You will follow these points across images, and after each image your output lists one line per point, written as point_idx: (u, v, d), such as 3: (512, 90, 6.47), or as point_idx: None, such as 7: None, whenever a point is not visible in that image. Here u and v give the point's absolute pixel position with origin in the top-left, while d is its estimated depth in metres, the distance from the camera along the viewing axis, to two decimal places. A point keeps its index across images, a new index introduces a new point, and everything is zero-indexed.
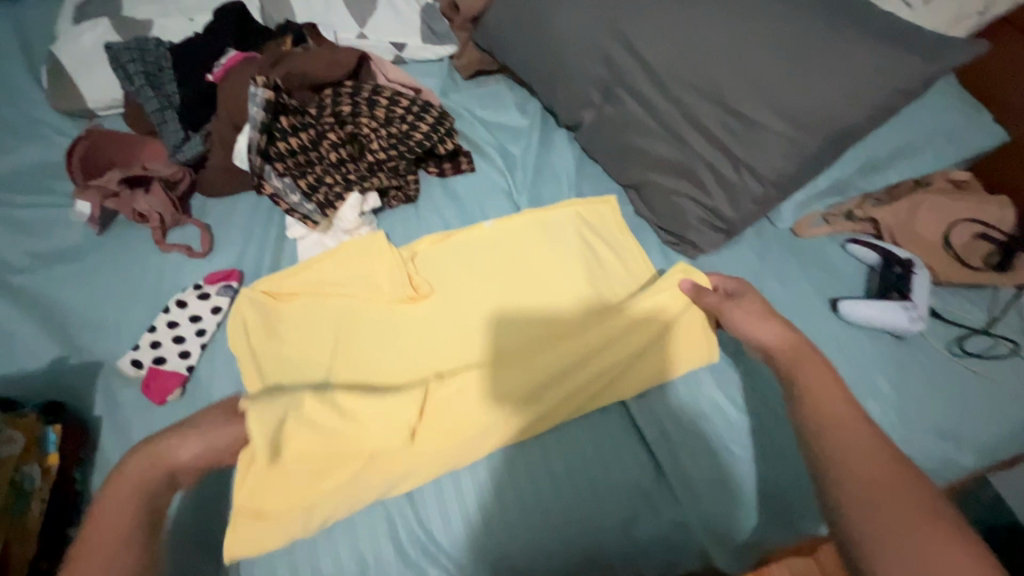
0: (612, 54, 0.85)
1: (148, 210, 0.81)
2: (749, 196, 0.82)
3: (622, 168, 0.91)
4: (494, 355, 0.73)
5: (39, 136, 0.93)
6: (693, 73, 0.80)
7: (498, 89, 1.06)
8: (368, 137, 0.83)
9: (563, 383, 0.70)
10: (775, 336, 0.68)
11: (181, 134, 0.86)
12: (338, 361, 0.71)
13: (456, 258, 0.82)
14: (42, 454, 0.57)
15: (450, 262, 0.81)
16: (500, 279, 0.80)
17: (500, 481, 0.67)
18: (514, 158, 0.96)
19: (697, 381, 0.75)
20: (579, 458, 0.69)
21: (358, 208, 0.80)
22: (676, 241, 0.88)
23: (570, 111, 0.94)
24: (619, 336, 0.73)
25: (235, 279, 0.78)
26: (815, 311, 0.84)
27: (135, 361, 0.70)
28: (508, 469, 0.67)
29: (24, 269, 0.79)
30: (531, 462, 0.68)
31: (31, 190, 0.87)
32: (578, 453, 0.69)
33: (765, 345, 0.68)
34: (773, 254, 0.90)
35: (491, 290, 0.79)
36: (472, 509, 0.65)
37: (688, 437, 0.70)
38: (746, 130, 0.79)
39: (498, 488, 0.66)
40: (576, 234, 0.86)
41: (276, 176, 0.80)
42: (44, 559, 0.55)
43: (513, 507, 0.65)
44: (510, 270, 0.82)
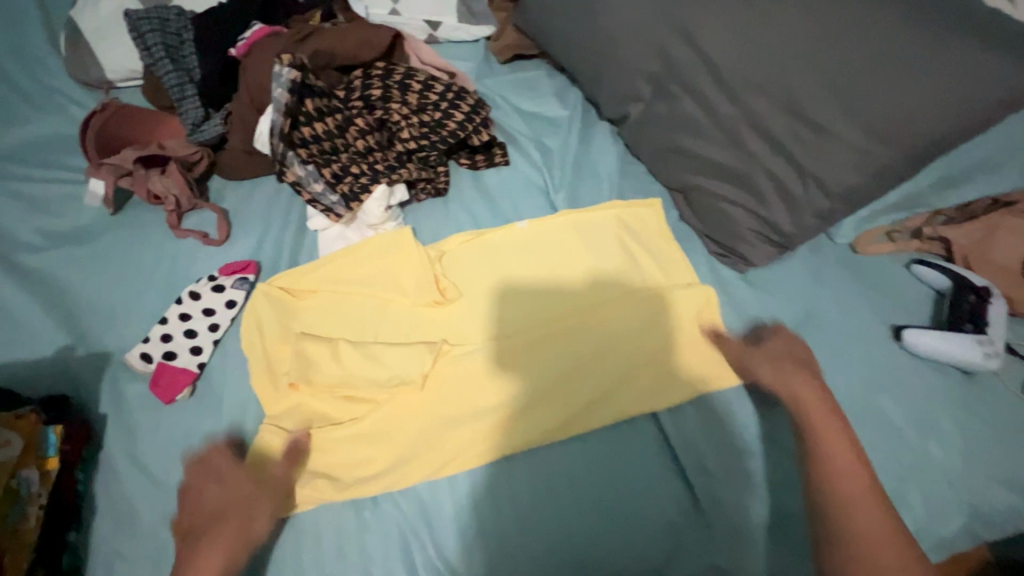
0: (669, 45, 0.78)
1: (164, 192, 0.76)
2: (811, 210, 0.75)
3: (670, 170, 0.84)
4: (520, 369, 0.67)
5: (56, 106, 0.89)
6: (760, 70, 0.72)
7: (537, 75, 0.99)
8: (398, 125, 0.78)
9: (589, 404, 0.67)
10: (800, 388, 0.64)
11: (201, 112, 0.81)
12: (356, 365, 0.67)
13: (484, 259, 0.76)
14: (41, 457, 0.52)
15: (478, 263, 0.76)
16: (531, 285, 0.75)
17: (522, 509, 0.61)
18: (552, 152, 0.89)
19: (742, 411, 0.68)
20: (608, 486, 0.63)
21: (384, 202, 0.74)
22: (724, 253, 0.81)
23: (616, 105, 0.87)
24: (647, 357, 0.70)
25: (251, 271, 0.73)
26: (875, 339, 0.77)
27: (145, 355, 0.66)
28: (530, 495, 0.62)
29: (36, 249, 0.75)
30: (556, 488, 0.63)
31: (47, 164, 0.84)
32: (607, 480, 0.63)
33: (802, 401, 0.63)
34: (830, 271, 0.82)
35: (519, 296, 0.74)
36: (491, 539, 0.60)
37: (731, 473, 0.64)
38: (816, 137, 0.71)
39: (519, 518, 0.61)
40: (617, 240, 0.79)
41: (298, 163, 0.74)
42: (39, 565, 0.53)
43: (537, 539, 0.60)
44: (543, 273, 0.76)
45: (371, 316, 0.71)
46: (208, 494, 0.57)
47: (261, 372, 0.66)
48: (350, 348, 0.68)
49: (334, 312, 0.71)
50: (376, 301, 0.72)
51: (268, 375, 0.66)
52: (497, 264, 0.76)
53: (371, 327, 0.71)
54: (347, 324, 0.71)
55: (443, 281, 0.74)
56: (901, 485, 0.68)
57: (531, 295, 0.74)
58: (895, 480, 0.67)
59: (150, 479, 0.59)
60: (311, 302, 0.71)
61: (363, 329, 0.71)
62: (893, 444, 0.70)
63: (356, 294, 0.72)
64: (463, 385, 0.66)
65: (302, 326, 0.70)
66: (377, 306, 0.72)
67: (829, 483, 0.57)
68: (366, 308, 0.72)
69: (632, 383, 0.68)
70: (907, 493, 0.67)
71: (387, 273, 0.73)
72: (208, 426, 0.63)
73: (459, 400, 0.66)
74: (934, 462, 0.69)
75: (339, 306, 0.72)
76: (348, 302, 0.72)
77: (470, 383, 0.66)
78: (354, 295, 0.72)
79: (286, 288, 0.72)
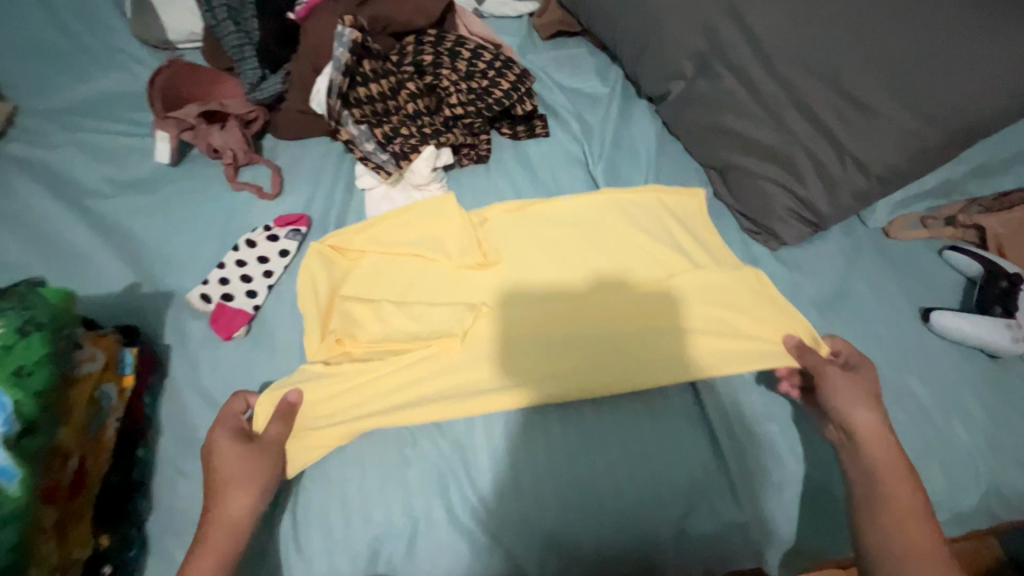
0: (715, 23, 0.79)
1: (223, 146, 0.81)
2: (849, 188, 0.77)
3: (707, 148, 0.86)
4: (558, 333, 0.70)
5: (119, 64, 0.93)
6: (807, 49, 0.74)
7: (578, 53, 1.00)
8: (447, 90, 0.81)
9: (624, 368, 0.67)
10: (886, 434, 0.61)
11: (258, 73, 0.84)
12: (397, 320, 0.70)
13: (525, 232, 0.79)
14: (119, 374, 0.57)
15: (519, 235, 0.78)
16: (567, 256, 0.77)
17: (556, 464, 0.63)
18: (591, 126, 0.91)
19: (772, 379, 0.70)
20: (638, 445, 0.65)
21: (431, 162, 0.77)
22: (757, 230, 0.83)
23: (657, 82, 0.88)
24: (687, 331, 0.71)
25: (303, 223, 0.77)
26: (904, 320, 0.78)
27: (204, 296, 0.70)
28: (562, 449, 0.64)
29: (103, 195, 0.80)
30: (588, 444, 0.64)
31: (111, 117, 0.88)
32: (637, 440, 0.65)
33: (883, 444, 0.60)
34: (863, 254, 0.83)
35: (557, 267, 0.76)
36: (526, 483, 0.62)
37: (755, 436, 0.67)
38: (860, 117, 0.73)
39: (554, 470, 0.62)
40: (658, 221, 0.81)
41: (353, 123, 0.79)
42: (114, 474, 0.57)
43: (572, 484, 0.62)
44: (580, 248, 0.78)
45: (414, 277, 0.74)
46: (226, 471, 0.56)
47: (312, 323, 0.70)
48: (392, 304, 0.71)
49: (379, 271, 0.74)
50: (418, 263, 0.75)
51: (317, 326, 0.70)
52: (536, 236, 0.78)
53: (413, 287, 0.73)
54: (391, 283, 0.74)
55: (485, 249, 0.76)
56: (923, 459, 0.69)
57: (568, 267, 0.76)
58: (917, 454, 0.69)
59: (210, 407, 0.64)
60: (358, 261, 0.75)
61: (406, 289, 0.73)
62: (918, 421, 0.71)
63: (401, 256, 0.75)
64: (497, 346, 0.68)
65: (350, 281, 0.73)
66: (419, 268, 0.75)
67: (890, 531, 0.56)
68: (411, 271, 0.74)
69: (663, 355, 0.68)
70: (928, 467, 0.69)
71: (431, 237, 0.76)
72: (262, 363, 0.68)
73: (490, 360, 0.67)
74: (958, 440, 0.70)
75: (384, 266, 0.74)
76: (392, 263, 0.75)
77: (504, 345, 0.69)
78: (399, 257, 0.75)
79: (336, 246, 0.75)
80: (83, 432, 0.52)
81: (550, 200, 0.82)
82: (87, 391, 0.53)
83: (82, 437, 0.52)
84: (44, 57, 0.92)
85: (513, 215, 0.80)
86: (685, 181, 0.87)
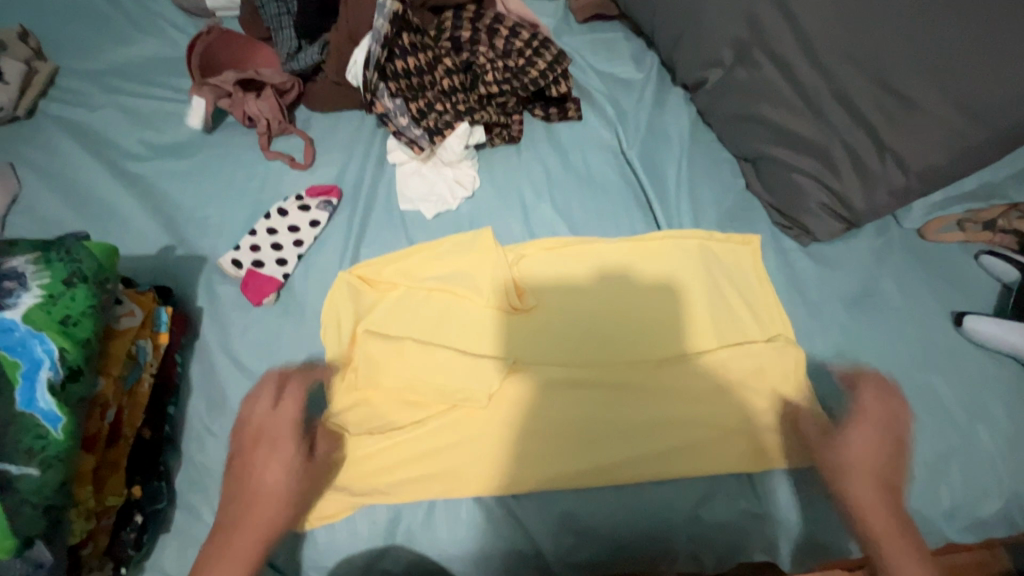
0: (759, 11, 0.78)
1: (258, 115, 0.81)
2: (886, 186, 0.75)
3: (742, 139, 0.84)
4: (589, 391, 0.66)
5: (158, 29, 0.94)
6: (854, 39, 0.72)
7: (614, 37, 0.99)
8: (483, 68, 0.81)
9: (655, 439, 0.64)
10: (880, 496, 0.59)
11: (295, 43, 0.85)
12: (418, 371, 0.66)
13: (562, 275, 0.75)
14: (155, 331, 0.59)
15: (555, 278, 0.75)
16: (603, 305, 0.73)
17: (571, 506, 0.62)
18: (624, 112, 0.90)
19: (795, 378, 0.70)
20: (660, 506, 0.63)
21: (464, 139, 0.78)
22: (788, 225, 0.82)
23: (694, 70, 0.87)
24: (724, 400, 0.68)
25: (334, 195, 0.77)
26: (934, 322, 0.77)
27: (236, 261, 0.71)
28: (581, 503, 0.63)
29: (139, 158, 0.81)
30: (607, 498, 0.63)
31: (148, 81, 0.89)
32: (657, 504, 0.63)
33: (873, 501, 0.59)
34: (896, 255, 0.81)
35: (589, 328, 0.72)
36: (544, 464, 0.63)
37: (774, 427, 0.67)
38: (905, 113, 0.71)
39: (568, 507, 0.62)
40: (702, 263, 0.77)
41: (388, 97, 0.79)
42: (146, 428, 0.58)
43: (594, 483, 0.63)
44: (615, 295, 0.74)
45: (439, 322, 0.70)
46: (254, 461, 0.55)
47: (335, 359, 0.67)
48: (414, 354, 0.66)
49: (402, 313, 0.70)
50: (444, 310, 0.71)
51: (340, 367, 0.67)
52: (570, 292, 0.74)
53: (437, 335, 0.69)
54: (415, 327, 0.69)
55: (518, 298, 0.72)
56: (944, 462, 0.68)
57: (601, 328, 0.72)
58: (938, 457, 0.68)
59: (238, 369, 0.65)
60: (382, 299, 0.71)
61: (429, 337, 0.69)
62: (943, 425, 0.70)
63: (427, 302, 0.71)
64: (518, 417, 0.65)
65: (373, 320, 0.69)
66: (444, 318, 0.70)
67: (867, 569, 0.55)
68: (435, 318, 0.70)
69: (695, 426, 0.65)
70: (949, 471, 0.68)
71: (461, 281, 0.72)
72: (289, 329, 0.69)
73: (508, 431, 0.64)
74: (983, 446, 0.69)
75: (409, 307, 0.71)
76: (416, 306, 0.71)
77: (524, 416, 0.65)
78: (425, 300, 0.71)
79: (364, 280, 0.72)
80: (121, 384, 0.53)
81: (591, 240, 0.77)
82: (125, 345, 0.54)
83: (120, 389, 0.53)
84: (85, 20, 0.93)
85: (547, 264, 0.75)
86: (717, 171, 0.86)
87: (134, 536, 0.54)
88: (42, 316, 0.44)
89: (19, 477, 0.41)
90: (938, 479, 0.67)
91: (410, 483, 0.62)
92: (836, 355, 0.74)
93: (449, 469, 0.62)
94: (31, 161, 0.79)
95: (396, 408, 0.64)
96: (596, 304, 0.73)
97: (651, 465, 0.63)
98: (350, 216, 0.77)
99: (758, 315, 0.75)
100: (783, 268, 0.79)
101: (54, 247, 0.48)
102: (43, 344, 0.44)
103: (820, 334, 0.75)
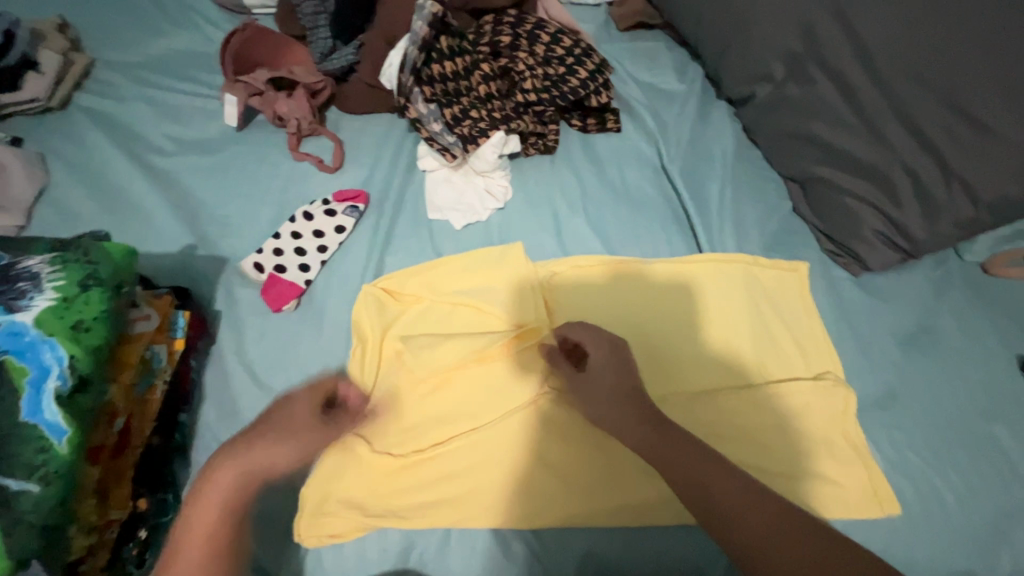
0: (817, 23, 0.73)
1: (289, 115, 0.79)
2: (952, 217, 0.69)
3: (792, 159, 0.79)
4: None
5: (191, 25, 0.93)
6: (923, 57, 0.67)
7: (656, 46, 0.95)
8: (522, 74, 0.78)
9: None
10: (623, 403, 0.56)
11: (329, 43, 0.81)
12: (437, 390, 0.63)
13: (596, 296, 0.70)
14: (170, 336, 0.56)
15: (589, 299, 0.70)
16: (640, 329, 0.68)
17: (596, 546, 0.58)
18: (664, 124, 0.86)
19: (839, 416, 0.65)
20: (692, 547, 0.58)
21: (499, 149, 0.74)
22: (839, 253, 0.77)
23: (742, 84, 0.82)
24: (769, 440, 0.63)
25: (361, 201, 0.74)
26: (997, 366, 0.70)
27: (258, 265, 0.69)
28: (606, 540, 0.58)
29: (167, 153, 0.80)
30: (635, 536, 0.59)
31: (179, 76, 0.87)
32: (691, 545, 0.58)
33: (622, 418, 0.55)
34: (955, 289, 0.76)
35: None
36: (567, 495, 0.59)
37: (817, 471, 0.63)
38: (978, 139, 0.66)
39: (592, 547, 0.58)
40: (743, 289, 0.72)
41: (422, 102, 0.76)
42: (156, 436, 0.56)
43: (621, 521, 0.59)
44: (652, 320, 0.69)
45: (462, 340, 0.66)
46: None
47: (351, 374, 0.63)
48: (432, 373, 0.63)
49: (425, 329, 0.67)
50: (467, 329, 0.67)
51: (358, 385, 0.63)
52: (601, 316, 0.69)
53: (453, 353, 0.64)
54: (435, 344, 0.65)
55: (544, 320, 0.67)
56: (1008, 522, 0.62)
57: (633, 358, 0.66)
58: (1000, 516, 0.62)
59: (254, 379, 0.63)
60: (405, 313, 0.67)
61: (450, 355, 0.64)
62: (1007, 480, 0.64)
63: (452, 319, 0.68)
64: (532, 449, 0.61)
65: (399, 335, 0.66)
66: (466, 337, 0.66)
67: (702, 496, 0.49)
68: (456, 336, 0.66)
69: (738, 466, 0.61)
70: (1014, 533, 0.61)
71: (487, 299, 0.68)
72: (308, 339, 0.66)
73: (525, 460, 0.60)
74: None
75: (433, 324, 0.67)
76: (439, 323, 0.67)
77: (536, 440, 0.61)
78: (449, 317, 0.68)
79: (391, 291, 0.69)
80: (130, 392, 0.51)
81: (629, 261, 0.73)
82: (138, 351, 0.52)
83: (129, 397, 0.51)
84: (122, 14, 0.93)
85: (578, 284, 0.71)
86: (762, 192, 0.81)
87: (136, 553, 0.51)
88: (53, 320, 0.42)
89: (20, 494, 0.38)
90: (1001, 541, 0.61)
91: (432, 509, 0.58)
92: (887, 398, 0.68)
93: (471, 495, 0.59)
94: (60, 153, 0.78)
95: (412, 428, 0.61)
96: (628, 331, 0.68)
97: (675, 509, 0.59)
98: (376, 223, 0.74)
99: (804, 348, 0.70)
100: (831, 299, 0.74)
101: (72, 247, 0.46)
102: (52, 351, 0.41)
103: (870, 372, 0.70)
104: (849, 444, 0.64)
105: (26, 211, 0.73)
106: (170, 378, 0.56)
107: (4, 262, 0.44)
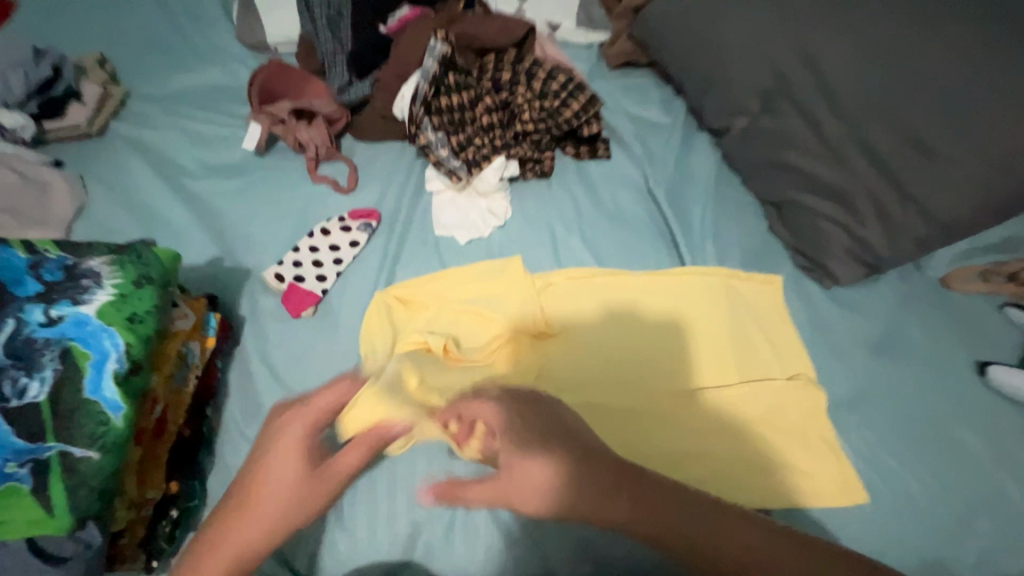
0: (785, 64, 0.83)
1: (308, 141, 0.87)
2: (909, 235, 0.77)
3: (767, 183, 0.87)
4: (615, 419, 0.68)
5: (221, 61, 1.02)
6: (877, 94, 0.76)
7: (644, 83, 1.04)
8: (521, 108, 0.87)
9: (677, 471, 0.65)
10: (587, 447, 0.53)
11: (346, 79, 0.91)
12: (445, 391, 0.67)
13: (588, 305, 0.77)
14: (203, 335, 0.62)
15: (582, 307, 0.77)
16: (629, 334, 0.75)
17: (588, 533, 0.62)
18: (651, 152, 0.94)
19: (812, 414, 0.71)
20: None
21: (499, 172, 0.83)
22: (811, 267, 0.83)
23: (721, 116, 0.91)
24: (744, 434, 0.69)
25: (374, 218, 0.82)
26: (959, 371, 0.76)
27: (278, 276, 0.75)
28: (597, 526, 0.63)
29: (196, 176, 0.87)
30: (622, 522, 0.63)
31: (209, 107, 0.96)
32: None
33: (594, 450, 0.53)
34: (920, 302, 0.82)
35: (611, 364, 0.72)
36: None
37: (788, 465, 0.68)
38: (929, 165, 0.74)
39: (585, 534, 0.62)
40: (720, 298, 0.79)
41: (431, 130, 0.84)
42: (187, 427, 0.61)
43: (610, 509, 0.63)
44: (640, 326, 0.76)
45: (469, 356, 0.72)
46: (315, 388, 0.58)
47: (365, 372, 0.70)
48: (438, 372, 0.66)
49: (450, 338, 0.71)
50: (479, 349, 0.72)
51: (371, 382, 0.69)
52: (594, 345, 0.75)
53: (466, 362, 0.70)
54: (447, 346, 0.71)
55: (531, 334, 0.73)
56: (971, 514, 0.67)
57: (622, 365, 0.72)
58: (964, 508, 0.67)
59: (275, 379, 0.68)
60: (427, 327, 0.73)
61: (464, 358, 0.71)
62: (969, 475, 0.69)
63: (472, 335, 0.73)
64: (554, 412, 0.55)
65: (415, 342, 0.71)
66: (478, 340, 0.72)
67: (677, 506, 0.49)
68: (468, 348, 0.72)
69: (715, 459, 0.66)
70: (977, 524, 0.66)
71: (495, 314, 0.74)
72: (324, 342, 0.72)
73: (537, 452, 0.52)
74: (1011, 500, 0.68)
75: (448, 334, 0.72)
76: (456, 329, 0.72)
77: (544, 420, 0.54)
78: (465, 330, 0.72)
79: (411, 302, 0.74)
80: (168, 382, 0.56)
81: (618, 273, 0.80)
82: (176, 346, 0.58)
83: (167, 387, 0.56)
84: (158, 52, 1.02)
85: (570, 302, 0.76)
86: (741, 213, 0.89)
87: (168, 531, 0.56)
88: (112, 312, 0.48)
89: (81, 461, 0.43)
90: (965, 531, 0.66)
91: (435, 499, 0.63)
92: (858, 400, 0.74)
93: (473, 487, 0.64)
94: (99, 175, 0.85)
95: (418, 428, 0.66)
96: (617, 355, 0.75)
97: None
98: (387, 238, 0.81)
99: (780, 353, 0.76)
100: (805, 310, 0.81)
101: (127, 250, 0.52)
102: (111, 338, 0.47)
103: (841, 376, 0.75)
104: (823, 441, 0.70)
105: (66, 226, 0.79)
106: (201, 373, 0.61)
107: (69, 262, 0.50)
